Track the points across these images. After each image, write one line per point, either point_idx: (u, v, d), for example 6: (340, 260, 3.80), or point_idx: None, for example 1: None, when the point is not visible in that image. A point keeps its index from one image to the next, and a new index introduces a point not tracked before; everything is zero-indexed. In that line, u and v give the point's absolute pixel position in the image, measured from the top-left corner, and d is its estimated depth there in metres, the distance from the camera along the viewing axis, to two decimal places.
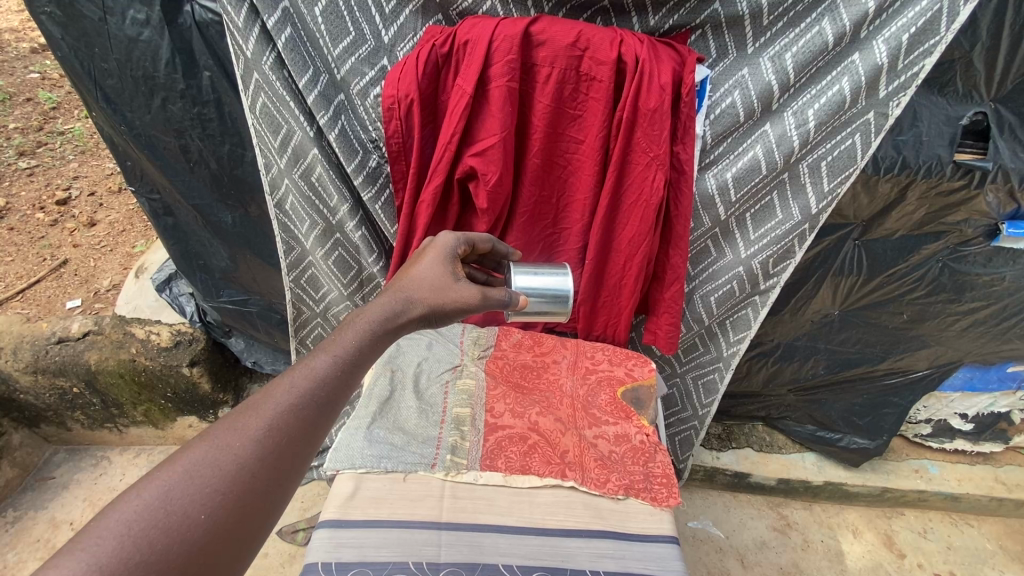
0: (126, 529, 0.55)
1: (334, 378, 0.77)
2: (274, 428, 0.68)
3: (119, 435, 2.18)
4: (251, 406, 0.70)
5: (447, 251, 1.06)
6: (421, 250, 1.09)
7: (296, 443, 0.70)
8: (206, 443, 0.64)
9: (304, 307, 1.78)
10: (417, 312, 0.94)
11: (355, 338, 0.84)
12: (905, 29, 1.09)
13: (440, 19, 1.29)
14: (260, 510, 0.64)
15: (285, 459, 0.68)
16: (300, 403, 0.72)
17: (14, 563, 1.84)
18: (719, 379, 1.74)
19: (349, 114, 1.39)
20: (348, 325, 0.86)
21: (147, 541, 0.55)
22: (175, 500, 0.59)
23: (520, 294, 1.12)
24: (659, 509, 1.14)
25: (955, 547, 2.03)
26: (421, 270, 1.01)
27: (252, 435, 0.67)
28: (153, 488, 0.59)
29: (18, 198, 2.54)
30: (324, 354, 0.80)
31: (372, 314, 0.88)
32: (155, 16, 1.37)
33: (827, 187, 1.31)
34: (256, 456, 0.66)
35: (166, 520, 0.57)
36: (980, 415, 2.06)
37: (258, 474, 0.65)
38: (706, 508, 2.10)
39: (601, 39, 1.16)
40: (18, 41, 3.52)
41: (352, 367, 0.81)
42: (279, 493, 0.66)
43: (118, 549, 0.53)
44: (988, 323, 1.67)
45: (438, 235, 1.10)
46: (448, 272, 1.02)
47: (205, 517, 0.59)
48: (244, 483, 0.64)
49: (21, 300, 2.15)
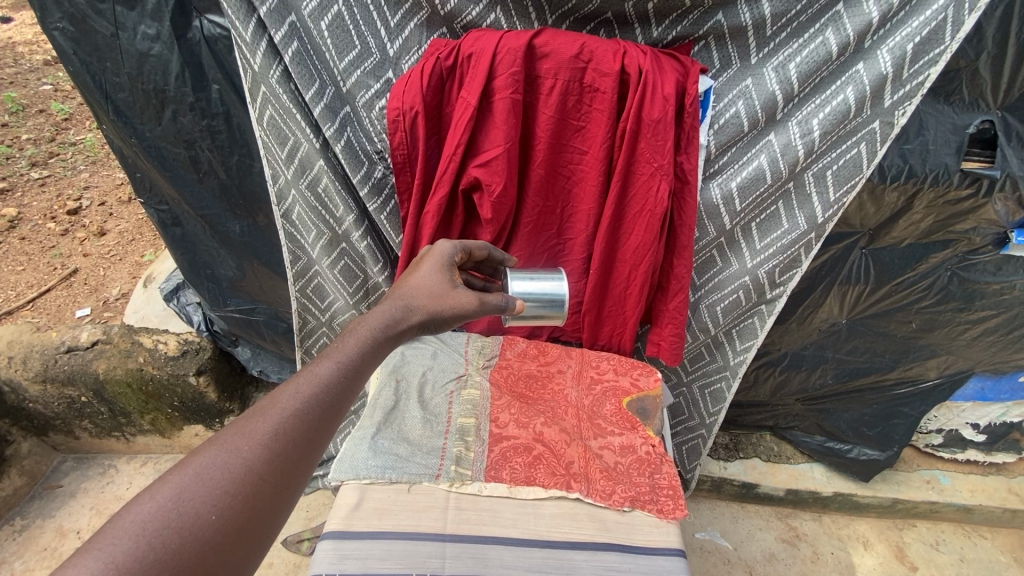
0: (142, 529, 0.55)
1: (337, 383, 0.77)
2: (281, 432, 0.68)
3: (127, 444, 2.19)
4: (257, 410, 0.69)
5: (445, 257, 1.06)
6: (418, 258, 1.08)
7: (302, 446, 0.69)
8: (216, 447, 0.64)
9: (309, 316, 1.79)
10: (416, 318, 0.95)
11: (357, 345, 0.84)
12: (909, 38, 1.09)
13: (444, 32, 1.30)
14: (267, 512, 0.64)
15: (292, 463, 0.68)
16: (305, 407, 0.72)
17: (22, 571, 1.84)
18: (726, 388, 1.72)
19: (355, 125, 1.40)
20: (350, 331, 0.86)
21: (160, 541, 0.56)
22: (188, 501, 0.59)
23: (516, 298, 1.11)
24: (665, 521, 1.13)
25: (968, 559, 1.99)
26: (419, 278, 1.01)
27: (259, 439, 0.66)
28: (165, 491, 0.59)
29: (29, 207, 2.58)
30: (328, 360, 0.79)
31: (372, 321, 0.89)
32: (166, 32, 1.40)
33: (833, 197, 1.30)
34: (264, 459, 0.66)
35: (179, 521, 0.57)
36: (992, 425, 2.02)
37: (266, 476, 0.65)
38: (714, 518, 2.08)
39: (604, 51, 1.16)
40: (32, 54, 3.60)
41: (355, 373, 0.81)
42: (286, 496, 0.67)
43: (134, 549, 0.54)
44: (999, 332, 1.65)
45: (435, 242, 1.10)
46: (447, 279, 1.02)
47: (215, 517, 0.59)
48: (252, 485, 0.64)
49: (32, 309, 2.18)
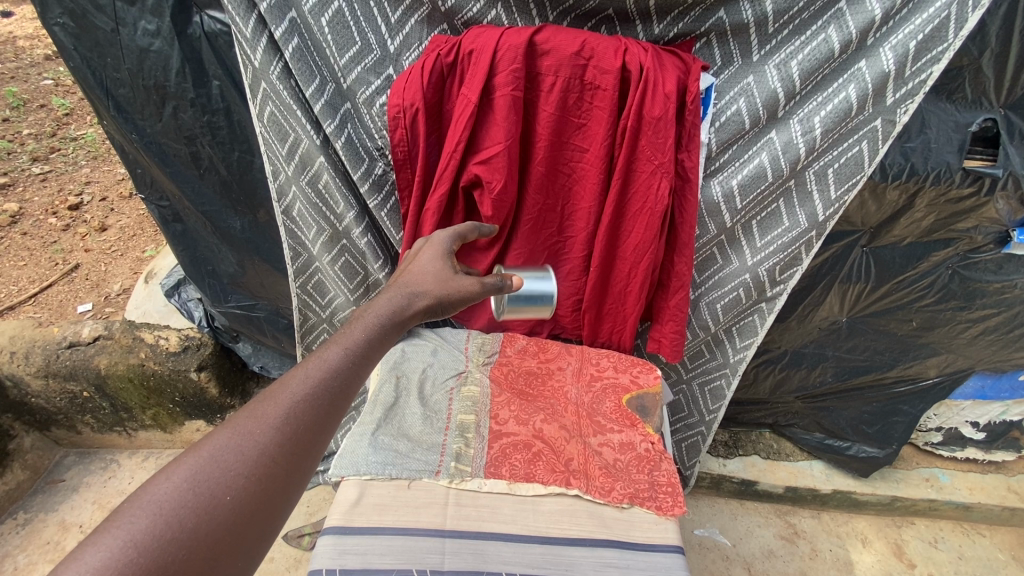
0: (159, 508, 0.56)
1: (345, 370, 0.77)
2: (291, 416, 0.68)
3: (128, 439, 2.20)
4: (267, 395, 0.69)
5: (443, 245, 1.07)
6: (418, 247, 1.09)
7: (312, 429, 0.69)
8: (229, 430, 0.65)
9: (310, 312, 1.79)
10: (420, 305, 0.94)
11: (363, 332, 0.84)
12: (912, 36, 1.09)
13: (445, 29, 1.30)
14: (280, 493, 0.64)
15: (303, 447, 0.68)
16: (314, 392, 0.72)
17: (25, 565, 1.86)
18: (727, 385, 1.72)
19: (356, 122, 1.40)
20: (356, 319, 0.86)
21: (177, 520, 0.56)
22: (203, 482, 0.60)
23: (510, 276, 1.12)
24: (664, 518, 1.14)
25: (967, 557, 1.99)
26: (421, 265, 1.02)
27: (270, 422, 0.67)
28: (179, 472, 0.60)
29: (30, 203, 2.58)
30: (335, 347, 0.79)
31: (378, 310, 0.89)
32: (166, 27, 1.39)
33: (834, 195, 1.30)
34: (275, 442, 0.66)
35: (194, 501, 0.58)
36: (992, 424, 2.02)
37: (279, 458, 0.65)
38: (713, 515, 2.09)
39: (605, 48, 1.16)
40: (32, 48, 3.59)
41: (362, 360, 0.80)
42: (297, 479, 0.67)
43: (151, 528, 0.54)
44: (1000, 331, 1.64)
45: (431, 233, 1.10)
46: (448, 266, 1.02)
47: (229, 498, 0.60)
48: (265, 467, 0.64)
49: (34, 304, 2.19)
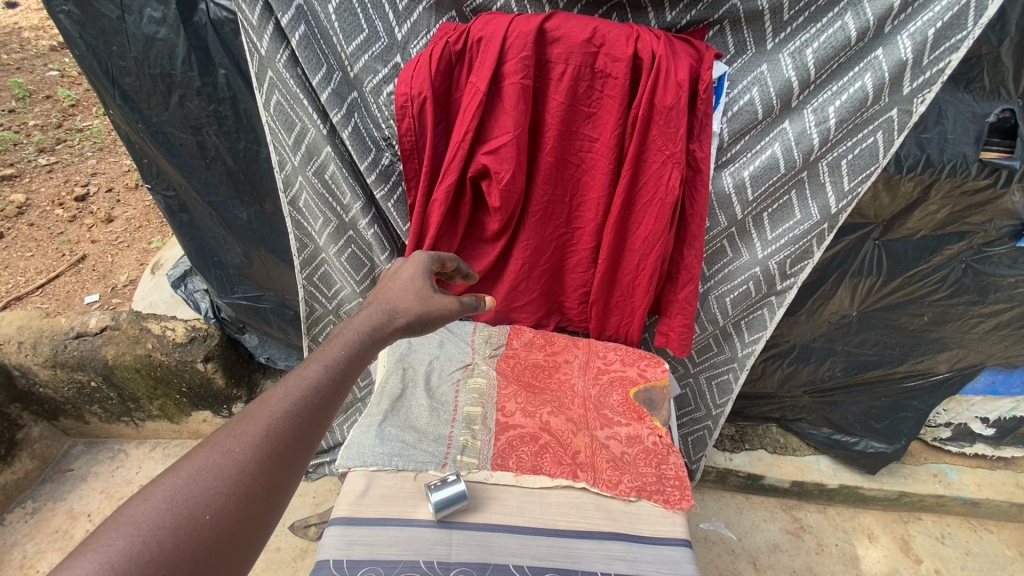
0: (137, 529, 0.55)
1: (326, 386, 0.76)
2: (272, 434, 0.68)
3: (136, 429, 2.21)
4: (246, 415, 0.69)
5: (424, 265, 1.06)
6: (398, 264, 1.08)
7: (292, 446, 0.69)
8: (207, 451, 0.64)
9: (316, 304, 1.79)
10: (401, 321, 0.94)
11: (344, 347, 0.83)
12: (931, 23, 1.06)
13: (454, 16, 1.28)
14: (261, 511, 0.64)
15: (283, 464, 0.67)
16: (295, 409, 0.71)
17: (34, 553, 1.88)
18: (734, 379, 1.72)
19: (363, 111, 1.39)
20: (337, 336, 0.85)
21: (155, 541, 0.55)
22: (182, 501, 0.59)
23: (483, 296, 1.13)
24: (671, 511, 1.13)
25: (974, 553, 1.98)
26: (402, 283, 1.01)
27: (250, 441, 0.66)
28: (157, 493, 0.58)
29: (37, 193, 2.59)
30: (314, 364, 0.78)
31: (359, 326, 0.88)
32: (172, 15, 1.38)
33: (847, 186, 1.28)
34: (254, 461, 0.65)
35: (174, 521, 0.57)
36: (1002, 420, 2.00)
37: (258, 477, 0.65)
38: (718, 509, 2.09)
39: (617, 35, 1.14)
40: (37, 40, 3.59)
41: (343, 376, 0.80)
42: (278, 497, 0.66)
43: (129, 549, 0.53)
44: (1012, 325, 1.62)
45: (410, 255, 1.09)
46: (428, 284, 1.02)
47: (208, 518, 0.59)
48: (245, 485, 0.63)
49: (41, 295, 2.19)
